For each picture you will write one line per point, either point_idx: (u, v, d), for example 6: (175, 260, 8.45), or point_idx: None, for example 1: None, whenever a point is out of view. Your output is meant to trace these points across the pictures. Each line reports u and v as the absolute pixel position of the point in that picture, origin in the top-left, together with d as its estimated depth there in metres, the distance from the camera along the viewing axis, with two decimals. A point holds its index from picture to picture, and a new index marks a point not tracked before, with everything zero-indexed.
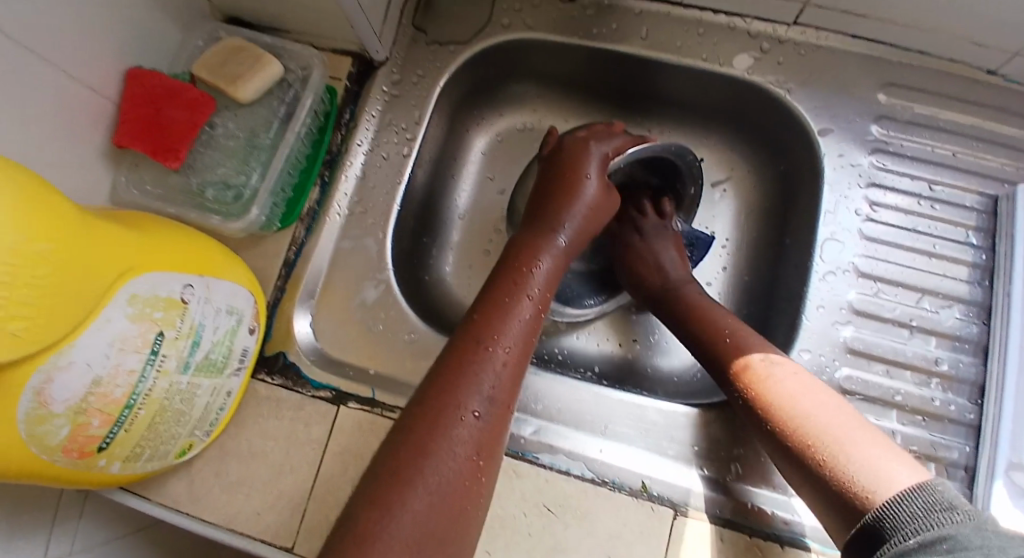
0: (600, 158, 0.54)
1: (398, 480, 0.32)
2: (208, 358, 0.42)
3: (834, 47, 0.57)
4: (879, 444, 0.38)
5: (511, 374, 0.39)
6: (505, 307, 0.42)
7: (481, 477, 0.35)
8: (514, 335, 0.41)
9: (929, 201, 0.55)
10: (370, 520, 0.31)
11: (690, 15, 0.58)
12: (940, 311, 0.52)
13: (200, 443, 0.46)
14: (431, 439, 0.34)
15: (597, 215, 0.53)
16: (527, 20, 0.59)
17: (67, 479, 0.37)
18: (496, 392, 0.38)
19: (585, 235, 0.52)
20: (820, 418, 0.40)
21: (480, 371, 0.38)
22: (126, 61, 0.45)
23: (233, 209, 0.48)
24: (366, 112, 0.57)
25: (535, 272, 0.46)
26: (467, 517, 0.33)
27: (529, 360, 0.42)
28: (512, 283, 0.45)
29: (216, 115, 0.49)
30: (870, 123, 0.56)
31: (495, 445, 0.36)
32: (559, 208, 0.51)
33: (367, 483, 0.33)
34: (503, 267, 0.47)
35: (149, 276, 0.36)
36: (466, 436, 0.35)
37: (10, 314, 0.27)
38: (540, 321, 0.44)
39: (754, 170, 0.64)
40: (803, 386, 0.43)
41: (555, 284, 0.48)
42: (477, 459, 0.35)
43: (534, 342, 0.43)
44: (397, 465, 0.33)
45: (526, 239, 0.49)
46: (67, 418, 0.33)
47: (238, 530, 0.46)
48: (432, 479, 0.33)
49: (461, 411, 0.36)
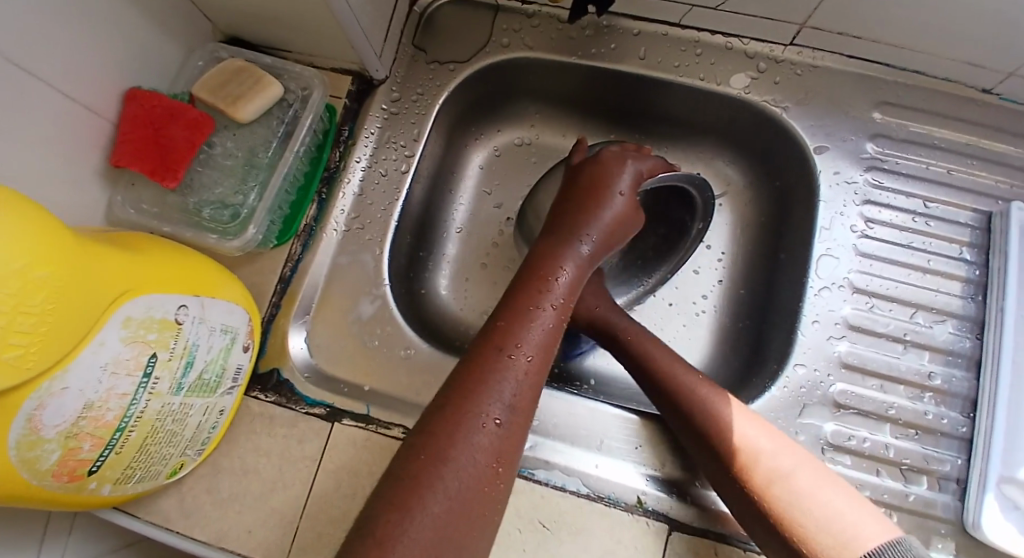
0: (634, 174, 0.54)
1: (419, 483, 0.32)
2: (201, 378, 0.42)
3: (830, 67, 0.57)
4: (837, 490, 0.40)
5: (534, 383, 0.39)
6: (530, 315, 0.42)
7: (498, 486, 0.35)
8: (537, 343, 0.41)
9: (924, 217, 0.55)
10: (389, 523, 0.30)
11: (687, 35, 0.58)
12: (933, 326, 0.52)
13: (191, 462, 0.45)
14: (452, 445, 0.34)
15: (622, 229, 0.53)
16: (526, 40, 0.60)
17: (57, 502, 0.36)
18: (518, 401, 0.38)
19: (609, 246, 0.52)
20: (784, 463, 0.41)
21: (505, 377, 0.38)
22: (126, 81, 0.45)
23: (231, 228, 0.48)
24: (364, 130, 0.57)
25: (561, 280, 0.46)
26: (482, 525, 0.33)
27: (551, 369, 0.42)
28: (538, 291, 0.44)
29: (215, 135, 0.49)
30: (866, 140, 0.56)
31: (513, 455, 0.36)
32: (582, 217, 0.51)
33: (384, 487, 0.33)
34: (526, 273, 0.47)
35: (144, 298, 0.36)
36: (486, 444, 0.35)
37: (5, 342, 0.27)
38: (563, 331, 0.44)
39: (751, 186, 0.65)
40: (765, 430, 0.44)
41: (578, 292, 0.48)
42: (496, 468, 0.34)
43: (557, 351, 0.43)
44: (417, 470, 0.32)
45: (548, 246, 0.49)
46: (58, 442, 0.32)
47: (228, 548, 0.45)
48: (453, 484, 0.32)
49: (484, 418, 0.35)
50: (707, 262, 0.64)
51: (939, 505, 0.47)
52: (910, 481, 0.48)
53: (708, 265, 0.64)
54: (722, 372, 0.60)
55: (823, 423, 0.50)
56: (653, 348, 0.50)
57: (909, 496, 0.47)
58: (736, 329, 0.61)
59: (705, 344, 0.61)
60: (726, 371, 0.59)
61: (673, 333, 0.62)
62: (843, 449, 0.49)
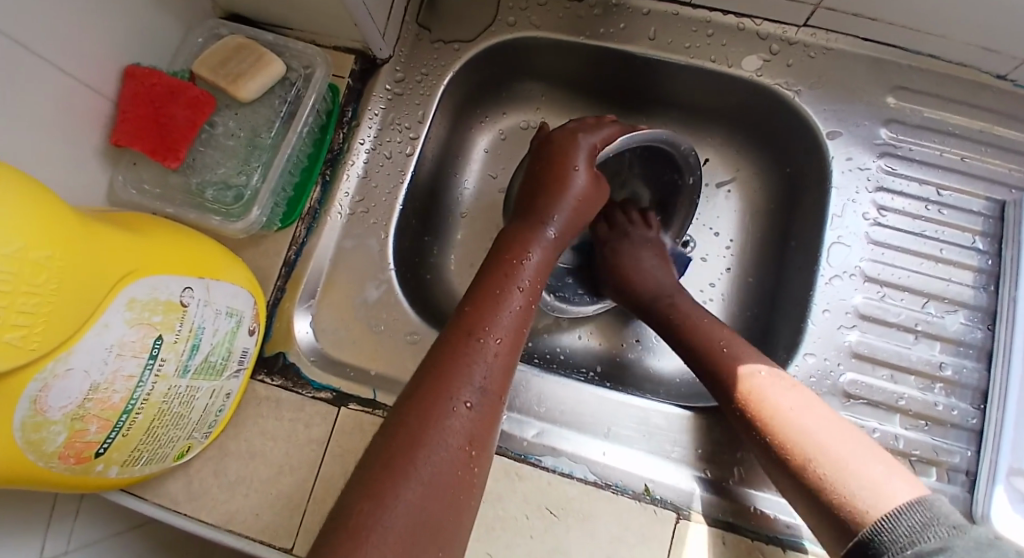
0: (588, 149, 0.52)
1: (392, 471, 0.31)
2: (207, 360, 0.41)
3: (844, 50, 0.56)
4: (878, 457, 0.38)
5: (502, 364, 0.39)
6: (495, 299, 0.42)
7: (475, 469, 0.34)
8: (505, 326, 0.40)
9: (937, 205, 0.54)
10: (363, 512, 0.29)
11: (698, 16, 0.57)
12: (945, 316, 0.52)
13: (198, 444, 0.45)
14: (423, 431, 0.33)
15: (587, 208, 0.52)
16: (533, 19, 0.59)
17: (64, 484, 0.36)
18: (488, 383, 0.37)
19: (574, 228, 0.51)
20: (810, 426, 0.41)
21: (470, 362, 0.37)
22: (125, 58, 0.44)
23: (234, 209, 0.47)
24: (368, 111, 0.56)
25: (525, 264, 0.46)
26: (461, 509, 0.32)
27: (520, 351, 0.41)
28: (502, 276, 0.44)
29: (217, 114, 0.48)
30: (879, 126, 0.55)
31: (487, 437, 0.36)
32: (548, 202, 0.50)
33: (359, 476, 0.32)
34: (492, 260, 0.46)
35: (148, 280, 0.35)
36: (458, 427, 0.34)
37: (9, 322, 0.26)
38: (531, 313, 0.43)
39: (760, 171, 0.64)
40: (794, 393, 0.43)
41: (545, 276, 0.47)
42: (469, 450, 0.34)
43: (526, 332, 0.42)
44: (389, 457, 0.32)
45: (517, 232, 0.49)
46: (65, 424, 0.32)
47: (236, 530, 0.45)
48: (427, 470, 0.31)
49: (454, 401, 0.35)
50: (715, 250, 0.64)
51: (946, 495, 0.47)
52: (919, 471, 0.48)
53: (716, 253, 0.64)
54: None
55: (834, 413, 0.50)
56: (695, 322, 0.51)
57: None
58: (745, 317, 0.61)
59: None
60: None
61: None
62: None
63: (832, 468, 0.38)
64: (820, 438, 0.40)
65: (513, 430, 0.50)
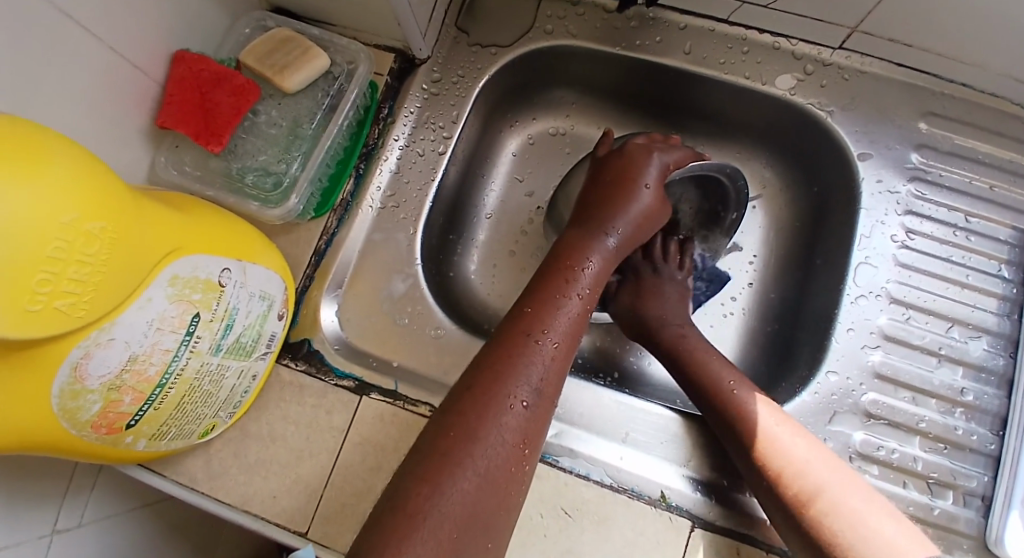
0: (659, 168, 0.54)
1: (449, 459, 0.34)
2: (238, 342, 0.42)
3: (877, 74, 0.57)
4: (880, 515, 0.41)
5: (558, 369, 0.41)
6: (556, 303, 0.44)
7: (523, 466, 0.37)
8: (563, 331, 0.43)
9: (964, 232, 0.55)
10: (420, 496, 0.32)
11: (734, 33, 0.58)
12: (969, 341, 0.52)
13: (222, 424, 0.46)
14: (481, 425, 0.36)
15: (647, 224, 0.54)
16: (570, 27, 0.60)
17: (96, 454, 0.37)
18: (544, 385, 0.40)
19: (633, 240, 0.53)
20: (823, 472, 0.43)
21: (529, 363, 0.40)
22: (175, 43, 0.46)
23: (272, 196, 0.48)
24: (404, 108, 0.57)
25: (585, 271, 0.48)
26: (508, 503, 0.35)
27: (573, 357, 0.44)
28: (563, 281, 0.46)
29: (260, 103, 0.49)
30: (909, 150, 0.56)
31: (537, 437, 0.38)
32: (609, 212, 0.52)
33: (416, 460, 0.34)
34: (551, 264, 0.48)
35: (190, 258, 0.36)
36: (513, 424, 0.37)
37: (59, 290, 0.27)
38: (586, 320, 0.46)
39: (787, 189, 0.64)
40: (816, 450, 0.45)
41: (602, 283, 0.49)
42: (522, 449, 0.37)
43: (579, 338, 0.45)
44: (448, 447, 0.34)
45: (576, 238, 0.51)
46: (101, 394, 0.33)
47: (251, 511, 0.46)
48: (482, 462, 0.34)
49: (512, 400, 0.37)
50: (738, 264, 0.64)
51: (962, 520, 0.46)
52: (936, 495, 0.47)
53: (739, 267, 0.64)
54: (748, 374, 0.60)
55: (853, 432, 0.50)
56: (700, 354, 0.52)
57: (934, 510, 0.47)
58: (764, 333, 0.61)
59: (732, 347, 0.61)
60: (751, 374, 0.59)
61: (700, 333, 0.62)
62: (871, 459, 0.49)
63: (836, 512, 0.41)
64: (831, 485, 0.43)
65: None
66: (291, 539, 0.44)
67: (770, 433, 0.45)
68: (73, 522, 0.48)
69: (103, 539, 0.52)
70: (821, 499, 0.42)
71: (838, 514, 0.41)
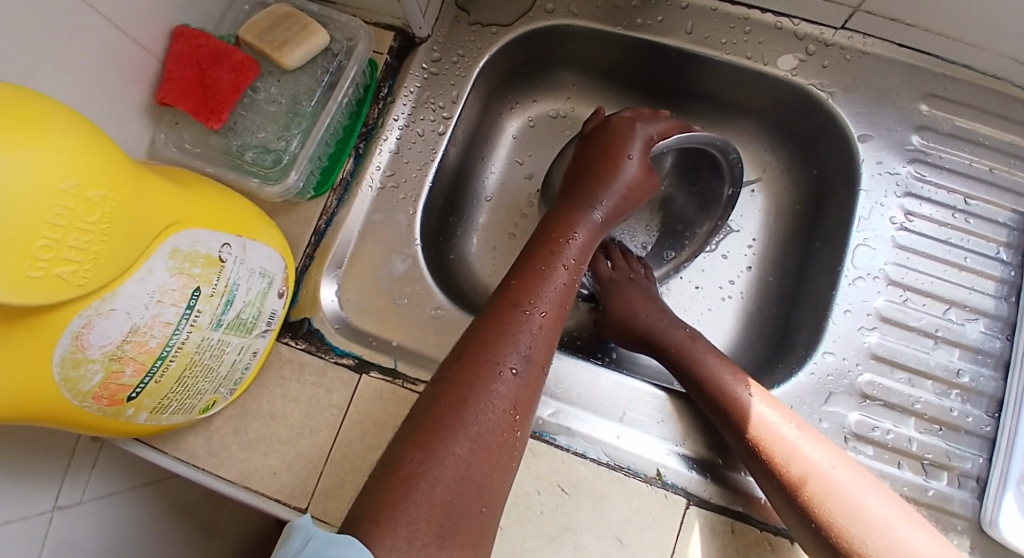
0: (644, 139, 0.54)
1: (442, 427, 0.36)
2: (238, 317, 0.42)
3: (879, 55, 0.56)
4: (885, 503, 0.41)
5: (547, 337, 0.42)
6: (543, 274, 0.45)
7: (516, 432, 0.38)
8: (552, 300, 0.44)
9: (964, 214, 0.55)
10: (413, 461, 0.34)
11: (736, 12, 0.58)
12: (966, 323, 0.52)
13: (223, 400, 0.46)
14: (471, 392, 0.37)
15: (635, 195, 0.54)
16: (571, 7, 0.59)
17: (97, 426, 0.37)
18: (533, 352, 0.41)
19: (621, 212, 0.54)
20: (825, 464, 0.43)
21: (517, 332, 0.41)
22: (174, 18, 0.45)
23: (272, 173, 0.48)
24: (404, 88, 0.57)
25: (572, 243, 0.49)
26: (502, 466, 0.37)
27: (563, 326, 0.45)
28: (549, 253, 0.47)
29: (259, 80, 0.49)
30: (910, 132, 0.56)
31: (529, 402, 0.40)
32: (594, 186, 0.52)
33: (410, 430, 0.36)
34: (539, 238, 0.49)
35: (191, 232, 0.36)
36: (504, 390, 0.38)
37: (60, 257, 0.27)
38: (575, 289, 0.47)
39: (787, 172, 0.64)
40: (818, 440, 0.45)
41: (590, 253, 0.50)
42: (513, 413, 0.38)
43: (569, 308, 0.46)
44: (442, 415, 0.36)
45: (563, 214, 0.51)
46: (102, 364, 0.33)
47: (252, 487, 0.46)
48: (473, 428, 0.36)
49: (501, 367, 0.39)
50: (736, 247, 0.65)
51: (957, 501, 0.47)
52: (930, 476, 0.48)
53: (737, 250, 0.64)
54: (746, 356, 0.60)
55: (849, 412, 0.50)
56: (706, 356, 0.51)
57: (928, 491, 0.47)
58: (762, 316, 0.61)
59: (730, 329, 0.62)
60: (749, 356, 0.60)
61: (697, 315, 0.63)
62: (866, 439, 0.49)
63: (840, 503, 0.41)
64: (836, 479, 0.42)
65: None
66: (293, 515, 0.45)
67: (769, 426, 0.45)
68: (74, 498, 0.49)
69: (105, 514, 0.53)
70: (824, 487, 0.42)
71: (843, 505, 0.41)
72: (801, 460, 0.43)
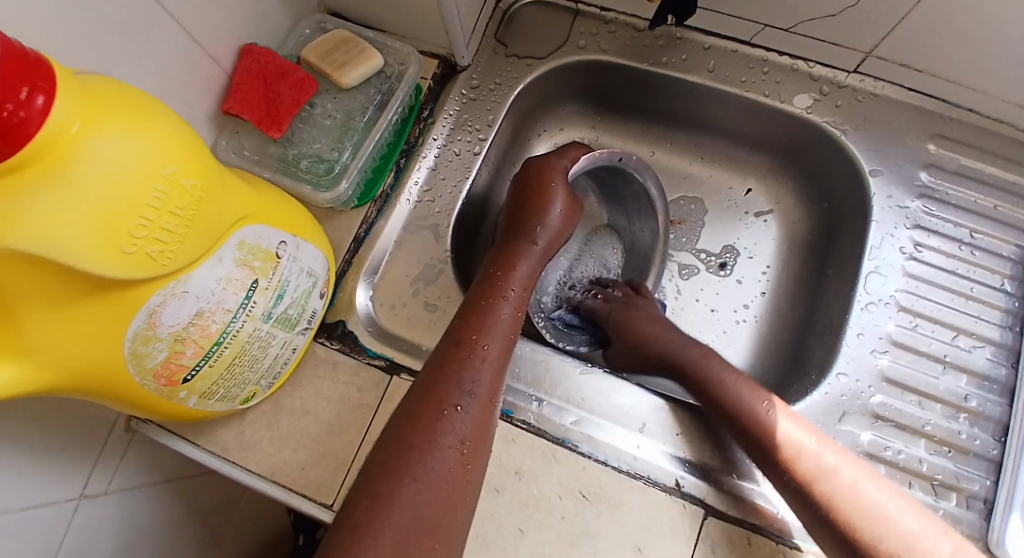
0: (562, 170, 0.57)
1: (391, 473, 0.36)
2: (286, 313, 0.45)
3: (889, 97, 0.60)
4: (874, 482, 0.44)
5: (492, 369, 0.43)
6: (485, 310, 0.46)
7: (468, 467, 0.39)
8: (495, 333, 0.45)
9: (969, 247, 0.57)
10: (363, 510, 0.35)
11: (755, 54, 0.62)
12: (973, 350, 0.54)
13: (262, 393, 0.48)
14: (416, 434, 0.38)
15: (566, 225, 0.57)
16: (601, 44, 0.64)
17: (152, 407, 0.39)
18: (479, 386, 0.41)
19: (557, 243, 0.56)
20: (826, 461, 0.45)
21: (460, 368, 0.42)
22: (243, 37, 0.50)
23: (324, 180, 0.51)
24: (444, 111, 0.61)
25: (513, 275, 0.51)
26: (457, 503, 0.37)
27: (512, 356, 0.46)
28: (489, 287, 0.49)
29: (317, 97, 0.53)
30: (919, 170, 0.59)
31: (480, 437, 0.40)
32: (532, 219, 0.55)
33: (366, 477, 0.37)
34: (483, 276, 0.51)
35: (256, 227, 0.39)
36: (450, 429, 0.39)
37: (153, 237, 0.30)
38: (520, 320, 0.48)
39: (800, 204, 0.68)
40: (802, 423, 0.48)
41: (532, 285, 0.51)
42: (462, 449, 0.38)
43: (516, 340, 0.47)
44: (389, 460, 0.37)
45: (505, 250, 0.53)
46: (167, 343, 0.35)
47: (281, 481, 0.48)
48: (420, 468, 0.37)
49: (444, 407, 0.40)
50: (751, 273, 0.68)
51: (965, 522, 0.48)
52: (940, 496, 0.49)
53: (752, 276, 0.68)
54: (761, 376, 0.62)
55: (862, 431, 0.52)
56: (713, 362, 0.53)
57: (938, 510, 0.48)
58: (777, 339, 0.64)
59: (745, 349, 0.65)
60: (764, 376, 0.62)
61: (712, 336, 0.66)
62: (879, 458, 0.51)
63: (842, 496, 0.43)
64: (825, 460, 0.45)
65: (552, 415, 0.52)
66: (318, 510, 0.47)
67: (781, 430, 0.47)
68: (101, 488, 0.50)
69: (125, 507, 0.54)
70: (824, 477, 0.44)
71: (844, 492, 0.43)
72: (800, 460, 0.45)
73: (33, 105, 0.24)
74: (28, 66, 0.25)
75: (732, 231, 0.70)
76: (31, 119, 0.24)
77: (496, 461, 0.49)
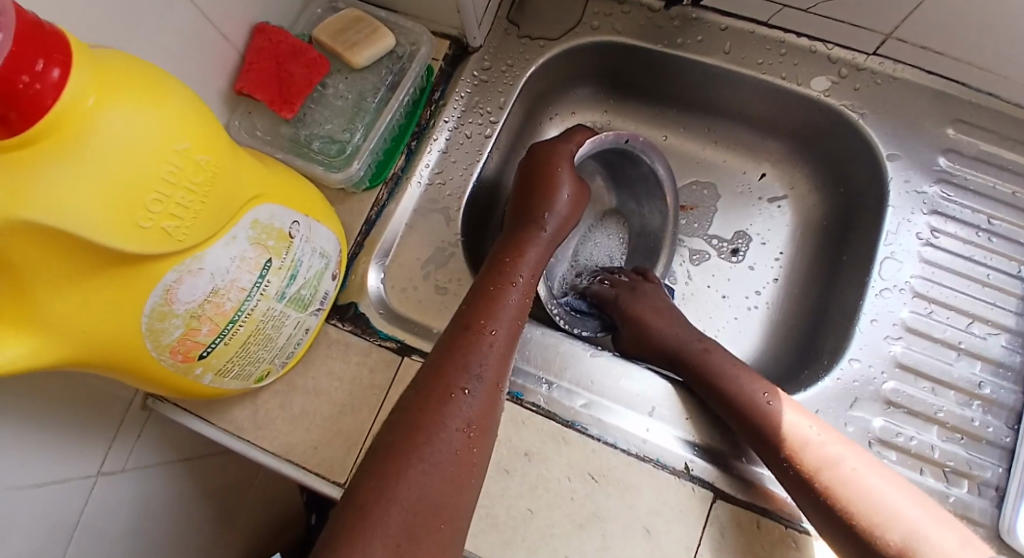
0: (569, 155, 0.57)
1: (398, 453, 0.36)
2: (299, 293, 0.45)
3: (908, 80, 0.59)
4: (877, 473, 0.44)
5: (499, 354, 0.43)
6: (493, 295, 0.47)
7: (475, 449, 0.39)
8: (503, 318, 0.45)
9: (987, 234, 0.57)
10: (371, 488, 0.35)
11: (772, 35, 0.61)
12: (988, 338, 0.54)
13: (275, 372, 0.48)
14: (424, 416, 0.38)
15: (574, 210, 0.57)
16: (615, 24, 0.63)
17: (168, 383, 0.40)
18: (486, 370, 0.42)
19: (565, 230, 0.56)
20: (828, 451, 0.45)
21: (468, 353, 0.42)
22: (255, 16, 0.50)
23: (336, 161, 0.51)
24: (455, 93, 0.61)
25: (520, 262, 0.51)
26: (463, 483, 0.37)
27: (519, 341, 0.46)
28: (497, 273, 0.49)
29: (329, 77, 0.52)
30: (938, 155, 0.58)
31: (486, 420, 0.40)
32: (540, 205, 0.55)
33: (374, 456, 0.37)
34: (490, 262, 0.51)
35: (269, 207, 0.39)
36: (457, 411, 0.39)
37: (168, 212, 0.30)
38: (527, 306, 0.48)
39: (814, 190, 0.67)
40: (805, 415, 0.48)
41: (539, 271, 0.52)
42: (469, 432, 0.39)
43: (523, 325, 0.47)
44: (396, 441, 0.37)
45: (513, 237, 0.53)
46: (183, 320, 0.36)
47: (294, 459, 0.49)
48: (427, 449, 0.37)
49: (452, 390, 0.40)
50: (764, 259, 0.68)
51: (976, 509, 0.47)
52: (952, 483, 0.49)
53: (764, 263, 0.68)
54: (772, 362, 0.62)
55: (874, 418, 0.51)
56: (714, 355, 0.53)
57: (949, 497, 0.48)
58: (789, 326, 0.64)
59: (756, 336, 0.65)
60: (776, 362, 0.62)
61: (723, 322, 0.66)
62: (889, 445, 0.50)
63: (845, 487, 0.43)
64: (828, 451, 0.45)
65: (562, 398, 0.53)
66: (331, 488, 0.47)
67: (785, 421, 0.47)
68: (118, 464, 0.50)
69: (142, 484, 0.55)
70: (827, 467, 0.44)
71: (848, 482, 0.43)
72: (803, 450, 0.45)
73: (48, 78, 0.25)
74: (44, 38, 0.25)
75: (746, 216, 0.70)
76: (46, 92, 0.24)
77: (507, 443, 0.49)
